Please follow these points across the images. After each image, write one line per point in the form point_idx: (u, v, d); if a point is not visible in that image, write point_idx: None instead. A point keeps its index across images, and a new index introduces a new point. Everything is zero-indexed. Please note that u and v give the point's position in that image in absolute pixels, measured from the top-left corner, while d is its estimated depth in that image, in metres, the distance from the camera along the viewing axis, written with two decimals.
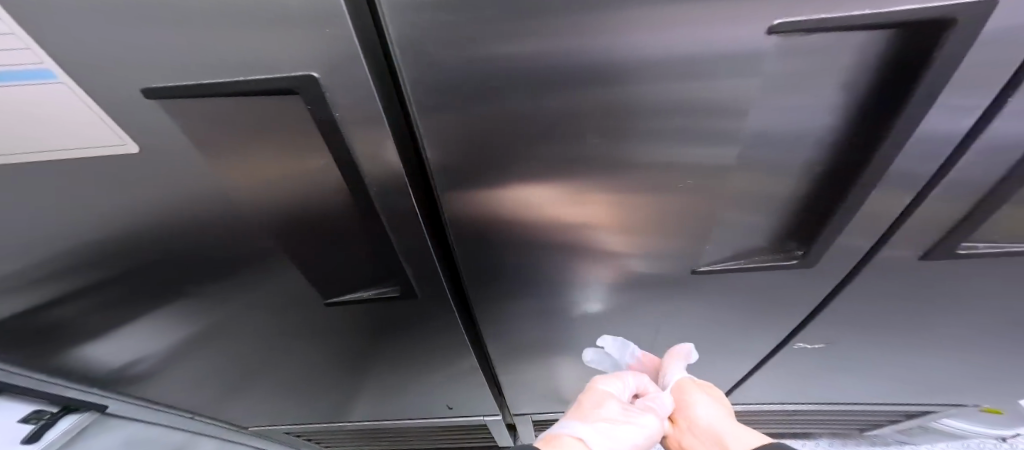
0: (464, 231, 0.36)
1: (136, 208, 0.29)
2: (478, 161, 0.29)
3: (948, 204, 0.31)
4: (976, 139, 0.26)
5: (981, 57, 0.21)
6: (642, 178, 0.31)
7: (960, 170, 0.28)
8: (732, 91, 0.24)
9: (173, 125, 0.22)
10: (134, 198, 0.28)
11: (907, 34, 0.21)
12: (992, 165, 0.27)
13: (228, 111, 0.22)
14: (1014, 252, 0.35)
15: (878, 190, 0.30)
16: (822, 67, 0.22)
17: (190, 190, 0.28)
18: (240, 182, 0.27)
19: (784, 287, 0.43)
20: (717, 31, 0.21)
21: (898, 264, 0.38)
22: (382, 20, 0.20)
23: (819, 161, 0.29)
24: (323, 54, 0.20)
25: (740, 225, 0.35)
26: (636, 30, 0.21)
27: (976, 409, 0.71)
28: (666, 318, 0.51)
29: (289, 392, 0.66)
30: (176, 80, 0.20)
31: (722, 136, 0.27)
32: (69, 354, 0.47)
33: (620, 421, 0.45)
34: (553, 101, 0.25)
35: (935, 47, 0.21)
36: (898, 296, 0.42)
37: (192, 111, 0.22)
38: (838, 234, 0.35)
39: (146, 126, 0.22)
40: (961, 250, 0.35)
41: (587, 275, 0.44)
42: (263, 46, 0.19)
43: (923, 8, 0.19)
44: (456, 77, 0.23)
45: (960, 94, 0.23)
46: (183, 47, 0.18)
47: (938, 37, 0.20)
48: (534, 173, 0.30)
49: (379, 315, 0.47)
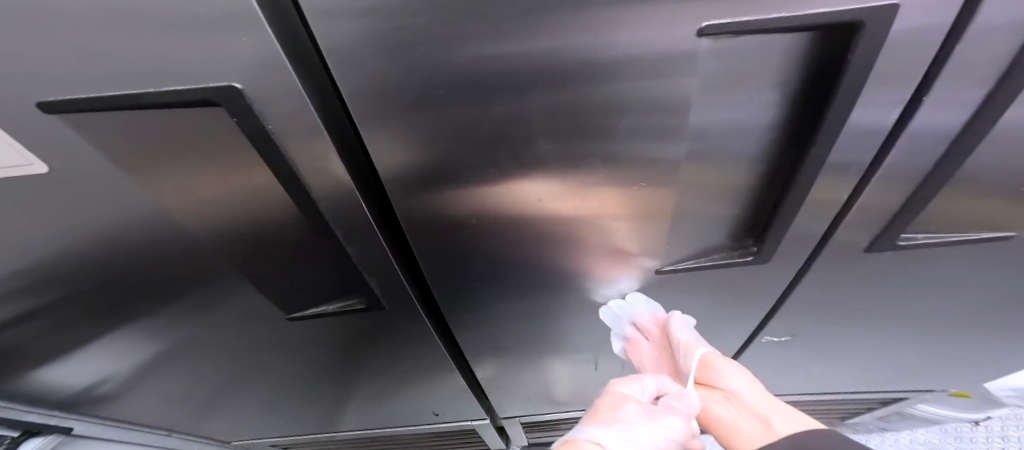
0: (428, 237, 0.36)
1: (72, 229, 0.29)
2: (431, 167, 0.29)
3: (882, 195, 0.32)
4: (900, 133, 0.27)
5: (894, 56, 0.22)
6: (597, 180, 0.31)
7: (891, 162, 0.29)
8: (667, 93, 0.25)
9: (98, 140, 0.22)
10: (67, 218, 0.27)
11: (826, 37, 0.21)
12: (916, 157, 0.28)
13: (154, 122, 0.22)
14: (949, 241, 0.37)
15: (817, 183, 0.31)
16: (750, 68, 0.23)
17: (127, 207, 0.27)
18: (180, 194, 0.27)
19: (745, 281, 0.44)
20: (643, 36, 0.21)
21: (847, 254, 0.39)
22: (308, 31, 0.20)
23: (760, 158, 0.30)
24: (244, 66, 0.19)
25: (695, 222, 0.36)
26: (566, 37, 0.21)
27: (946, 394, 0.73)
28: (636, 317, 0.51)
29: (266, 407, 0.65)
30: (87, 93, 0.19)
31: (666, 137, 0.28)
32: (25, 378, 0.46)
33: (640, 423, 0.37)
34: (495, 107, 0.25)
35: (850, 48, 0.22)
36: (854, 285, 0.44)
37: (115, 124, 0.22)
38: (786, 228, 0.36)
39: (68, 142, 0.22)
40: (901, 241, 0.37)
41: (559, 277, 0.44)
42: (180, 59, 0.18)
43: (834, 12, 0.20)
44: (394, 86, 0.23)
45: (878, 91, 0.24)
46: (92, 61, 0.18)
47: (852, 38, 0.21)
48: (490, 178, 0.30)
49: (347, 327, 0.47)
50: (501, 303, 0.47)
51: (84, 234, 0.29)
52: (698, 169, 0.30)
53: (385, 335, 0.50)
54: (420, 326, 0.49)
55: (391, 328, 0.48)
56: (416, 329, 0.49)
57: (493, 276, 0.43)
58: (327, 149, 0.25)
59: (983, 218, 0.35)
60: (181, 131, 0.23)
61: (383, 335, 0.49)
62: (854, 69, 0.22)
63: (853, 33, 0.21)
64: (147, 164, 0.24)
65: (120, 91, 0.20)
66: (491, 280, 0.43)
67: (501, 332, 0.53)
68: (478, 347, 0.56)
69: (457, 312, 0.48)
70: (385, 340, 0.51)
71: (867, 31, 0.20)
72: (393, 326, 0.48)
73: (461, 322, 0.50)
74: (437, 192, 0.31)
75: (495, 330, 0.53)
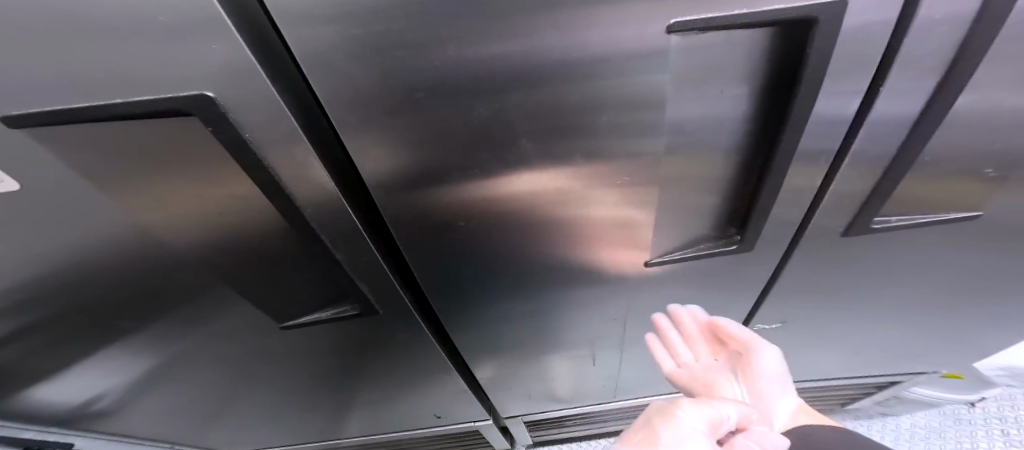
0: (418, 238, 0.36)
1: (56, 246, 0.29)
2: (416, 167, 0.29)
3: (856, 180, 0.33)
4: (864, 120, 0.28)
5: (850, 46, 0.23)
6: (585, 175, 0.31)
7: (860, 149, 0.30)
8: (642, 89, 0.25)
9: (74, 153, 0.22)
10: (50, 234, 0.28)
11: (782, 31, 0.22)
12: (883, 141, 0.29)
13: (128, 133, 0.22)
14: (921, 222, 0.38)
15: (791, 172, 0.32)
16: (718, 61, 0.24)
17: (108, 220, 0.27)
18: (160, 205, 0.27)
19: (732, 271, 0.45)
20: (613, 34, 0.22)
21: (828, 241, 0.40)
22: (282, 37, 0.20)
23: (736, 149, 0.30)
24: (219, 76, 0.20)
25: (681, 214, 0.37)
26: (537, 38, 0.21)
27: (939, 376, 0.74)
28: (629, 311, 0.52)
29: (266, 417, 0.65)
30: (57, 106, 0.19)
31: (645, 132, 0.28)
32: (21, 395, 0.46)
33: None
34: (472, 108, 0.25)
35: (809, 40, 0.22)
36: (838, 271, 0.44)
37: (89, 137, 0.22)
38: (765, 216, 0.36)
39: (43, 157, 0.22)
40: (876, 224, 0.37)
41: (553, 273, 0.44)
42: (155, 72, 0.19)
43: (789, 8, 0.21)
44: (370, 90, 0.23)
45: (840, 80, 0.25)
46: (65, 75, 0.18)
47: (808, 32, 0.22)
48: (475, 176, 0.30)
49: (342, 334, 0.47)
50: (494, 304, 0.48)
51: (66, 251, 0.29)
52: (677, 163, 0.31)
53: (379, 341, 0.50)
54: (414, 331, 0.49)
55: (385, 333, 0.48)
56: (410, 333, 0.49)
57: (483, 278, 0.43)
58: (307, 157, 0.25)
59: (955, 199, 0.36)
60: (158, 142, 0.23)
61: (378, 341, 0.50)
62: (814, 59, 0.23)
63: (811, 22, 0.21)
64: (127, 178, 0.25)
65: (90, 103, 0.20)
66: (482, 282, 0.44)
67: (495, 333, 0.54)
68: (473, 348, 0.56)
69: (450, 315, 0.49)
70: (380, 346, 0.51)
71: (821, 22, 0.21)
72: (387, 332, 0.48)
73: (454, 325, 0.50)
74: (423, 197, 0.32)
75: (490, 331, 0.53)
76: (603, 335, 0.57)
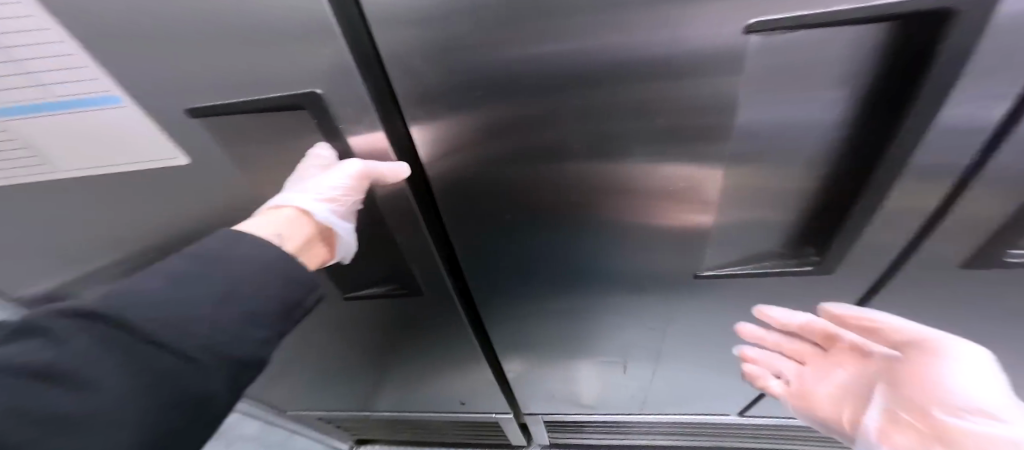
0: (469, 228, 0.38)
1: (188, 212, 0.35)
2: (476, 160, 0.30)
3: (987, 204, 0.28)
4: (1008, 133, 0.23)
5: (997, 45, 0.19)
6: (644, 176, 0.31)
7: (999, 167, 0.25)
8: (720, 90, 0.24)
9: (215, 137, 0.28)
10: (185, 203, 0.34)
11: (902, 25, 0.20)
12: None
13: (256, 121, 0.27)
14: None
15: (898, 187, 0.28)
16: (813, 60, 0.22)
17: (224, 193, 0.32)
18: (268, 184, 0.32)
19: (805, 293, 0.40)
20: (693, 33, 0.21)
21: (931, 271, 0.35)
22: (373, 35, 0.22)
23: (825, 156, 0.28)
24: (326, 70, 0.23)
25: (748, 224, 0.34)
26: (612, 38, 0.22)
27: None
28: (675, 323, 0.49)
29: (319, 378, 0.71)
30: (211, 100, 0.25)
31: (720, 135, 0.26)
32: None
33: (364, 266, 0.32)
34: (538, 106, 0.26)
35: (941, 37, 0.19)
36: (940, 307, 0.38)
37: (225, 123, 0.27)
38: (858, 236, 0.32)
39: (192, 137, 0.27)
40: (1008, 258, 0.32)
41: (601, 275, 0.43)
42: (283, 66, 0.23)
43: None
44: (445, 89, 0.25)
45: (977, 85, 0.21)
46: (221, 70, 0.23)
47: (939, 28, 0.19)
48: (532, 172, 0.31)
49: (389, 311, 0.51)
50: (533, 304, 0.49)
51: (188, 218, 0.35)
52: (741, 173, 0.29)
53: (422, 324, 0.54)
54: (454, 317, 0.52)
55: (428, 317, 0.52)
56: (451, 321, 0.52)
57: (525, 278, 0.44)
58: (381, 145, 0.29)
59: None
60: (282, 129, 0.28)
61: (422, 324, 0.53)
62: (944, 58, 0.20)
63: (946, 14, 0.18)
64: (250, 158, 0.30)
65: (235, 99, 0.25)
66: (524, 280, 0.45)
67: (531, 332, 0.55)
68: (508, 342, 0.58)
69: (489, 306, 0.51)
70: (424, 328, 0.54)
71: (962, 18, 0.18)
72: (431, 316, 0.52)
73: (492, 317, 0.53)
74: (479, 192, 0.34)
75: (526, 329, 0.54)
76: (643, 344, 0.55)
